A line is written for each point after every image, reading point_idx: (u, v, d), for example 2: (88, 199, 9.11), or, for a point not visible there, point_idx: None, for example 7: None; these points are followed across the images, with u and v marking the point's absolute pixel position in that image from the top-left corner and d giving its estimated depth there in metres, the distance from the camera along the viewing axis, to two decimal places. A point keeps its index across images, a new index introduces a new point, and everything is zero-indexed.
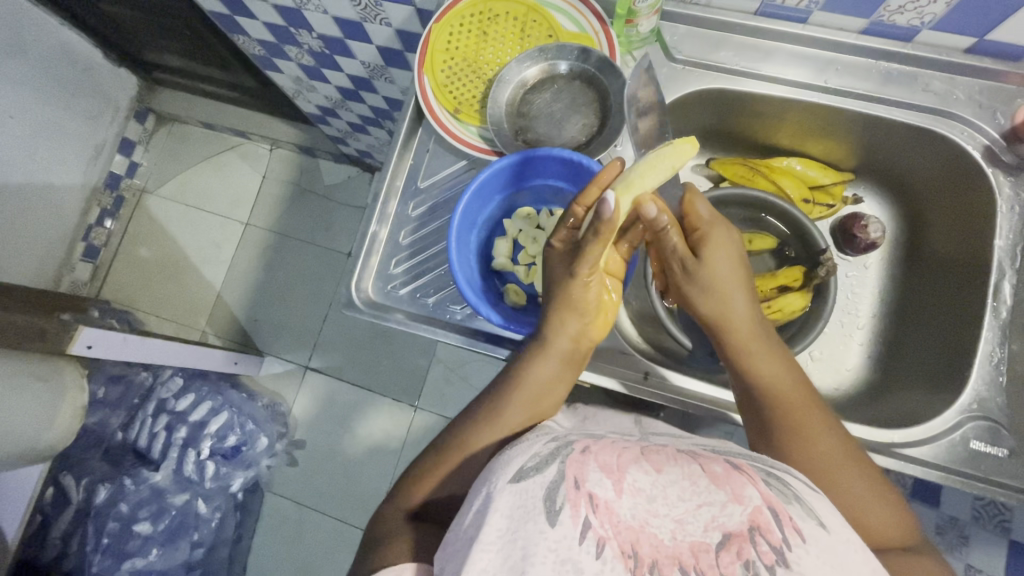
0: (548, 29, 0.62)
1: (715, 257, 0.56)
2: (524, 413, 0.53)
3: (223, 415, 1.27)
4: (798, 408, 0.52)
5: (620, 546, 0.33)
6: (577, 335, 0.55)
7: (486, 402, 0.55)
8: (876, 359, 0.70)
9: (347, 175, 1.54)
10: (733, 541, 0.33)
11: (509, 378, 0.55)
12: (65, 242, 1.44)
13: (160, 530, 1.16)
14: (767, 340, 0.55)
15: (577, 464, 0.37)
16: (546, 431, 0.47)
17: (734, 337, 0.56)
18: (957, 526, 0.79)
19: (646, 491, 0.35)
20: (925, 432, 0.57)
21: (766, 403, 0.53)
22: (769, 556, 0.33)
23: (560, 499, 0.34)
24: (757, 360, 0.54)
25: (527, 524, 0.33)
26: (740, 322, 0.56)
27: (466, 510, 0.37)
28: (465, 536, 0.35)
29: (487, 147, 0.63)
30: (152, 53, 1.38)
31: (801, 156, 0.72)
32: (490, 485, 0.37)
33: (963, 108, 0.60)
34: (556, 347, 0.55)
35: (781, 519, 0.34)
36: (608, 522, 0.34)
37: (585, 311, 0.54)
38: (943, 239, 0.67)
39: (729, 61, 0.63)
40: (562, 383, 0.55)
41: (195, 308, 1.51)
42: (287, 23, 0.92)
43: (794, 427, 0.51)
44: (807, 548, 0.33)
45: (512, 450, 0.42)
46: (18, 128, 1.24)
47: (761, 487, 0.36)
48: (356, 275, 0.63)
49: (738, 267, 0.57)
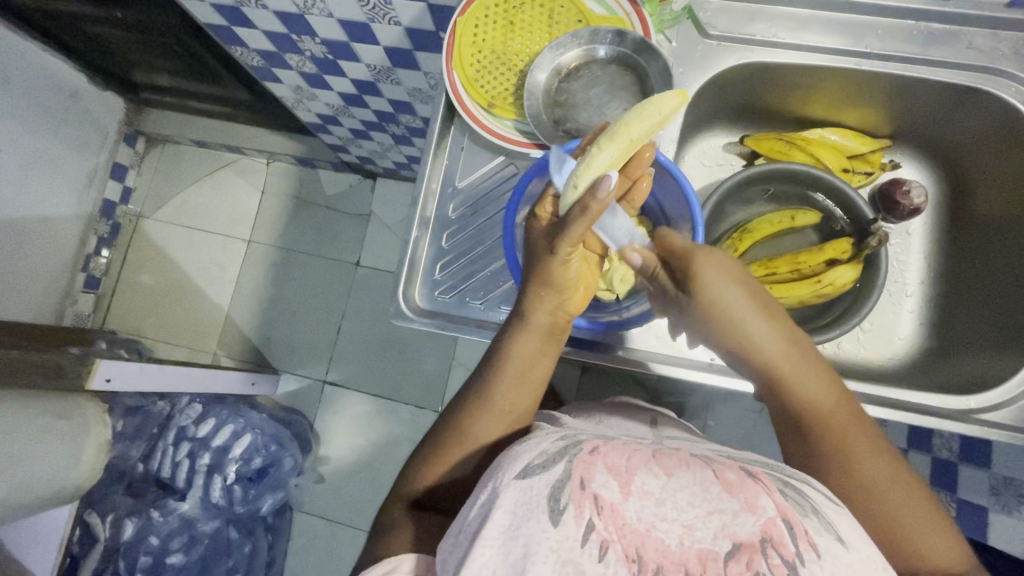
0: (577, 14, 0.60)
1: (714, 288, 0.51)
2: (514, 398, 0.51)
3: (246, 438, 1.21)
4: (840, 431, 0.49)
5: (624, 550, 0.32)
6: (556, 310, 0.53)
7: (473, 389, 0.52)
8: (929, 327, 0.69)
9: (349, 184, 1.50)
10: (744, 551, 0.31)
11: (490, 359, 0.53)
12: (65, 274, 1.41)
13: (194, 559, 1.12)
14: (798, 351, 0.51)
15: (584, 464, 0.35)
16: (557, 431, 0.44)
17: (765, 364, 0.51)
18: (1013, 486, 0.79)
19: (655, 494, 0.33)
20: (999, 397, 0.57)
21: (815, 436, 0.49)
22: (780, 569, 0.31)
23: (564, 499, 0.33)
24: (793, 381, 0.50)
25: (529, 522, 0.33)
26: (768, 345, 0.51)
27: (471, 503, 0.36)
28: (468, 531, 0.35)
29: (527, 141, 0.60)
30: (140, 74, 1.34)
31: (835, 126, 0.71)
32: (494, 481, 0.36)
33: (1009, 63, 0.59)
34: (535, 322, 0.53)
35: (795, 532, 0.32)
36: (612, 524, 0.32)
37: (563, 288, 0.52)
38: (992, 198, 0.66)
39: (763, 33, 0.62)
40: (544, 358, 0.53)
41: (205, 332, 1.48)
42: (288, 31, 0.89)
43: (840, 454, 0.48)
44: (822, 564, 0.31)
45: (519, 445, 0.40)
46: (7, 161, 1.19)
47: (777, 497, 0.34)
48: (402, 285, 0.62)
49: (741, 288, 0.51)
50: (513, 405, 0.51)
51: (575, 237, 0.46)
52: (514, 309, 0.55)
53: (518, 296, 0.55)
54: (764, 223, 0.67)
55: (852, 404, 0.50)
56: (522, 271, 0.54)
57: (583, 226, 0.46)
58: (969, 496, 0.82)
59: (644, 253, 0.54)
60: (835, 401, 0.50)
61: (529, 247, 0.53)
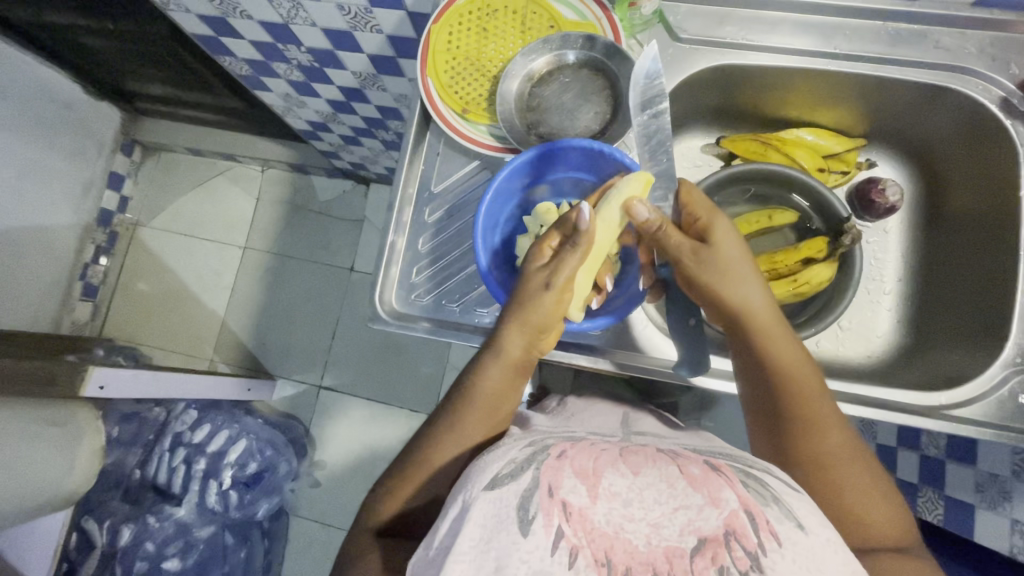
0: (548, 19, 0.61)
1: (723, 245, 0.53)
2: (486, 423, 0.52)
3: (241, 443, 1.22)
4: (813, 403, 0.51)
5: (593, 555, 0.32)
6: (528, 346, 0.54)
7: (446, 409, 0.53)
8: (907, 323, 0.69)
9: (342, 190, 1.51)
10: (709, 546, 0.32)
11: (461, 387, 0.54)
12: (62, 282, 1.42)
13: (190, 565, 1.12)
14: (783, 325, 0.53)
15: (552, 471, 0.35)
16: (525, 435, 0.45)
17: (753, 328, 0.53)
18: (997, 482, 0.79)
19: (622, 495, 0.33)
20: (972, 391, 0.57)
21: (787, 403, 0.51)
22: (744, 561, 0.31)
23: (533, 508, 0.33)
24: (776, 347, 0.52)
25: (500, 535, 0.32)
26: (760, 311, 0.53)
27: (441, 519, 0.35)
28: (439, 551, 0.34)
29: (498, 145, 0.61)
30: (134, 84, 1.36)
31: (810, 126, 0.71)
32: (463, 495, 0.36)
33: (976, 62, 0.60)
34: (506, 355, 0.53)
35: (757, 523, 0.33)
36: (581, 530, 0.32)
37: (541, 329, 0.53)
38: (963, 195, 0.67)
39: (734, 36, 0.63)
40: (512, 388, 0.54)
41: (201, 338, 1.49)
42: (274, 40, 0.90)
43: (807, 422, 0.50)
44: (782, 553, 0.32)
45: (489, 455, 0.40)
46: (3, 172, 1.21)
47: (739, 489, 0.35)
48: (379, 288, 0.63)
49: (746, 255, 0.54)
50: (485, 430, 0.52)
51: (571, 269, 0.50)
52: (487, 340, 0.55)
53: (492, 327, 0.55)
54: (740, 223, 0.68)
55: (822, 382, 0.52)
56: (503, 305, 0.54)
57: (577, 261, 0.50)
58: (953, 492, 0.82)
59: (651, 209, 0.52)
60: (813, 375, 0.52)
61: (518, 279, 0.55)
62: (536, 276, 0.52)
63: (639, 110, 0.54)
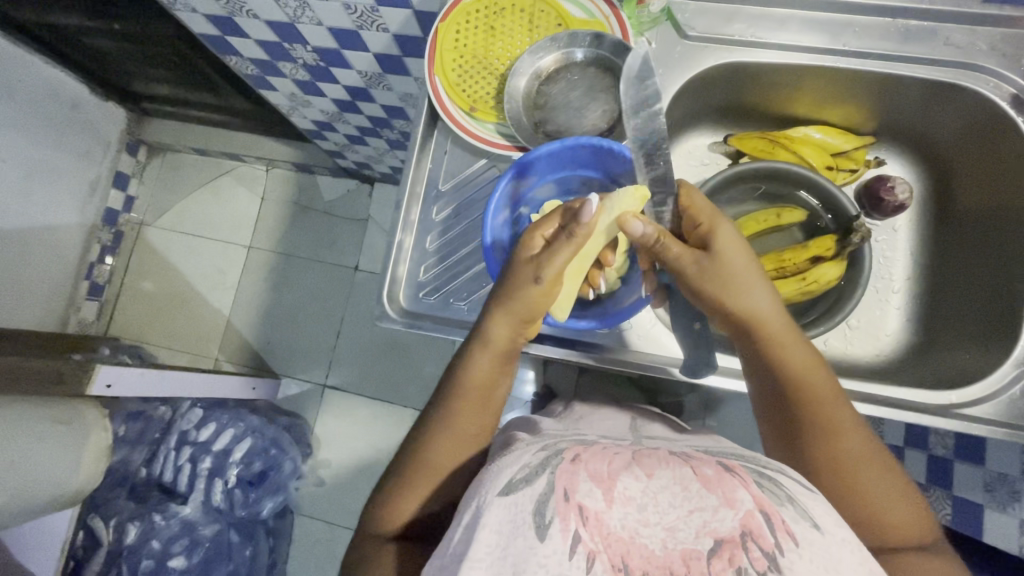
0: (556, 18, 0.61)
1: (728, 252, 0.52)
2: (479, 414, 0.53)
3: (246, 442, 1.23)
4: (826, 406, 0.51)
5: (610, 560, 0.32)
6: (514, 334, 0.54)
7: (442, 401, 0.54)
8: (916, 322, 0.69)
9: (347, 189, 1.52)
10: (725, 548, 0.32)
11: (451, 374, 0.55)
12: (68, 281, 1.43)
13: (196, 563, 1.13)
14: (791, 329, 0.53)
15: (567, 475, 0.35)
16: (537, 439, 0.45)
17: (762, 334, 0.53)
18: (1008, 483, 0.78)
19: (637, 500, 0.33)
20: (983, 390, 0.56)
21: (801, 407, 0.51)
22: (761, 562, 0.31)
23: (549, 513, 0.33)
24: (784, 352, 0.52)
25: (516, 540, 0.32)
26: (769, 316, 0.53)
27: (456, 525, 0.36)
28: (455, 553, 0.34)
29: (507, 143, 0.61)
30: (140, 84, 1.36)
31: (818, 124, 0.71)
32: (478, 499, 0.35)
33: (987, 59, 0.60)
34: (493, 342, 0.53)
35: (773, 523, 0.33)
36: (597, 534, 0.32)
37: (526, 318, 0.53)
38: (974, 192, 0.67)
39: (743, 34, 0.63)
40: (499, 377, 0.55)
41: (206, 337, 1.49)
42: (280, 39, 0.90)
43: (822, 426, 0.50)
44: (799, 552, 0.32)
45: (501, 459, 0.40)
46: (10, 172, 1.21)
47: (754, 489, 0.34)
48: (387, 286, 0.63)
49: (751, 259, 0.53)
50: (477, 422, 0.53)
51: (560, 262, 0.49)
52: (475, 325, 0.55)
53: (480, 313, 0.55)
54: (748, 222, 0.67)
55: (834, 384, 0.52)
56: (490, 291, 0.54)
57: (568, 254, 0.50)
58: (962, 492, 0.82)
59: (644, 222, 0.51)
60: (825, 376, 0.52)
61: (506, 267, 0.54)
62: (526, 265, 0.52)
63: (631, 114, 0.49)
